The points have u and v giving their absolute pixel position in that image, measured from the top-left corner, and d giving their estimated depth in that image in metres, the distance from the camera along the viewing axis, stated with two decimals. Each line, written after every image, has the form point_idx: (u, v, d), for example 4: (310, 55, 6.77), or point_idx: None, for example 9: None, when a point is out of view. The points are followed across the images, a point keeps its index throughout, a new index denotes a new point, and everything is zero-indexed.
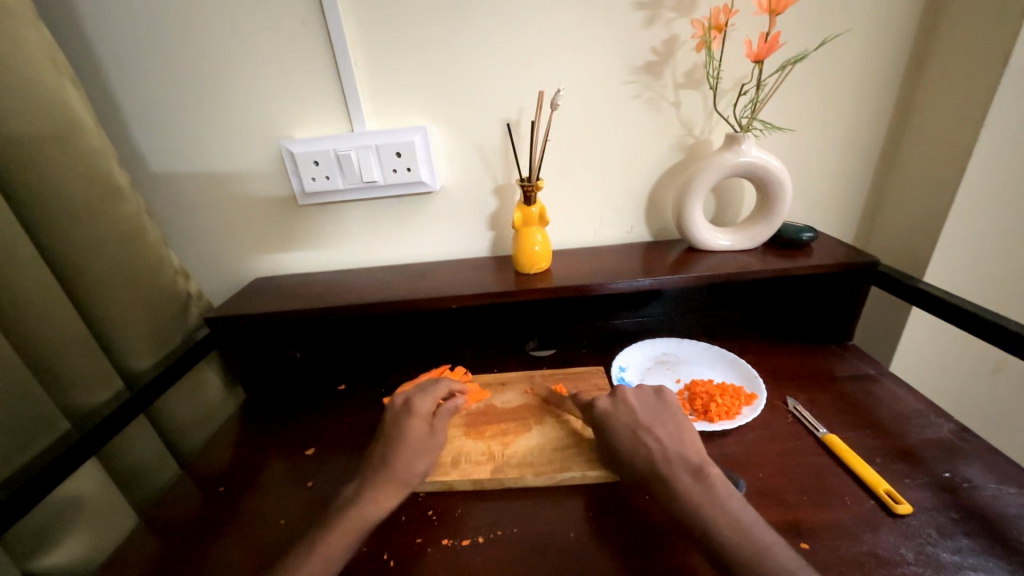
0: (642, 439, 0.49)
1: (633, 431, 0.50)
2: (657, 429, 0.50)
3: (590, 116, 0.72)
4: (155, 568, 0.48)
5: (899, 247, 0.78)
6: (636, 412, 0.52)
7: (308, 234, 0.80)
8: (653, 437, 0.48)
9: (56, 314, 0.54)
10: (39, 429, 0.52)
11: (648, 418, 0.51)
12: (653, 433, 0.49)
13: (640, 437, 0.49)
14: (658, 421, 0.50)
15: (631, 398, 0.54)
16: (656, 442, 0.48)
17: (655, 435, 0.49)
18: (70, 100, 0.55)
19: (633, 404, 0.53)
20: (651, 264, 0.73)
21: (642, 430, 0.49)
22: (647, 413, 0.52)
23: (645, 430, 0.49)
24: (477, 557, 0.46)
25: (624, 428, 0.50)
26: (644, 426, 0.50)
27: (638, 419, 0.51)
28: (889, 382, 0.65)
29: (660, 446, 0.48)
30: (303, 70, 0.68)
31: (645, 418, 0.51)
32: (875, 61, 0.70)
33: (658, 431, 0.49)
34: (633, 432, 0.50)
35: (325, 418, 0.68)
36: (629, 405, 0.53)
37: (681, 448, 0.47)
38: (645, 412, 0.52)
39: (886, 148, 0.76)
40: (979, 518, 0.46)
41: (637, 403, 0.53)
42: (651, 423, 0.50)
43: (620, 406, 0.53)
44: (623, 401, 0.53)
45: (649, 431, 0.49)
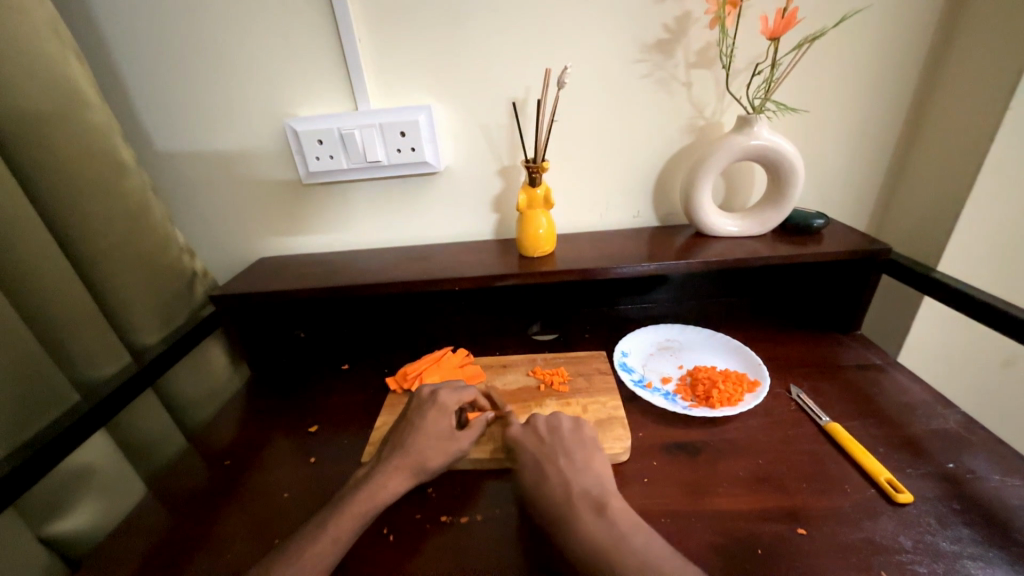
0: (540, 473, 0.47)
1: (537, 464, 0.48)
2: (557, 461, 0.48)
3: (599, 96, 0.71)
4: (162, 536, 0.49)
5: (914, 235, 0.76)
6: (541, 439, 0.50)
7: (312, 213, 0.80)
8: (550, 471, 0.47)
9: (65, 288, 0.55)
10: (49, 400, 0.54)
11: (549, 449, 0.49)
12: (554, 465, 0.47)
13: (541, 471, 0.47)
14: (556, 451, 0.49)
15: (537, 424, 0.52)
16: (553, 477, 0.46)
17: (552, 467, 0.47)
18: (73, 73, 0.55)
19: (539, 431, 0.51)
20: (657, 249, 0.71)
21: (540, 465, 0.48)
22: (546, 444, 0.50)
23: (541, 464, 0.48)
24: (474, 535, 0.47)
25: (529, 460, 0.49)
26: (543, 458, 0.48)
27: (538, 449, 0.49)
28: (895, 372, 0.64)
29: (556, 482, 0.46)
30: (306, 45, 0.67)
31: (545, 448, 0.49)
32: (897, 39, 0.67)
33: (564, 462, 0.47)
34: (534, 466, 0.48)
35: (327, 396, 0.69)
36: (535, 433, 0.51)
37: (584, 479, 0.46)
38: (546, 441, 0.50)
39: (904, 132, 0.74)
40: (981, 509, 0.45)
41: (539, 429, 0.51)
42: (553, 454, 0.48)
43: (525, 434, 0.51)
44: (530, 429, 0.52)
45: (551, 463, 0.47)
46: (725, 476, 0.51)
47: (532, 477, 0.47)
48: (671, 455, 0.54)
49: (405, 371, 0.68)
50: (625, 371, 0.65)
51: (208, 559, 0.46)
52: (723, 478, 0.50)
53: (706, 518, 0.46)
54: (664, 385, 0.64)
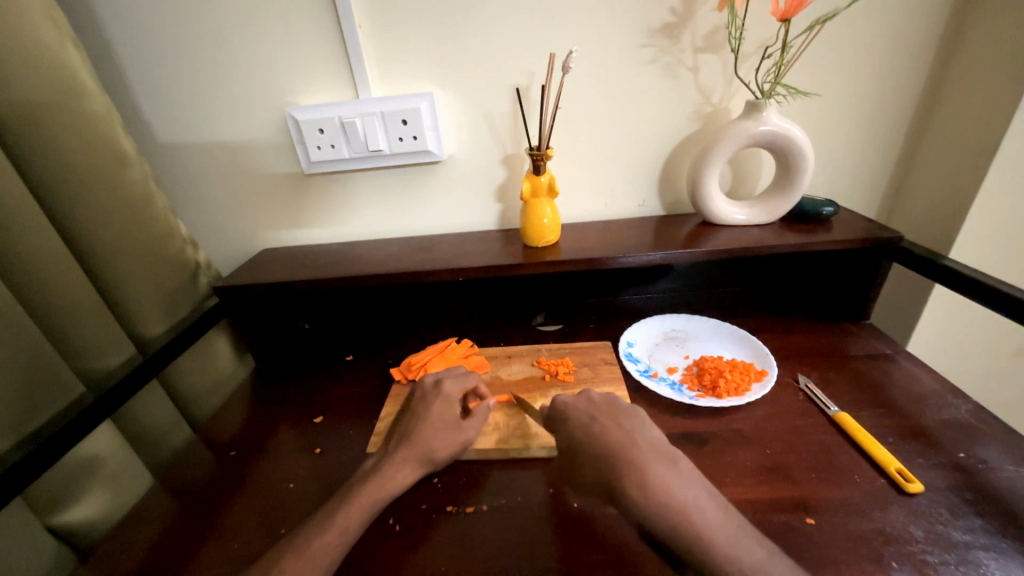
0: (598, 431, 0.45)
1: (587, 423, 0.47)
2: (618, 421, 0.46)
3: (604, 82, 0.69)
4: (170, 526, 0.49)
5: (926, 222, 0.75)
6: (594, 405, 0.49)
7: (314, 204, 0.79)
8: (612, 426, 0.45)
9: (68, 279, 0.55)
10: (54, 393, 0.54)
11: (605, 412, 0.48)
12: (614, 422, 0.46)
13: (591, 430, 0.46)
14: (616, 413, 0.47)
15: (590, 395, 0.50)
16: (614, 431, 0.45)
17: (614, 424, 0.46)
18: (71, 63, 0.54)
19: (594, 400, 0.50)
20: (663, 239, 0.70)
21: (596, 423, 0.46)
22: (603, 407, 0.48)
23: (597, 421, 0.46)
24: (480, 525, 0.47)
25: (579, 421, 0.47)
26: (602, 419, 0.47)
27: (597, 411, 0.48)
28: (906, 361, 0.63)
29: (618, 436, 0.44)
30: (306, 32, 0.65)
31: (599, 412, 0.48)
32: (911, 20, 0.66)
33: (617, 422, 0.46)
34: (589, 424, 0.47)
35: (331, 387, 0.69)
36: (591, 399, 0.50)
37: (645, 437, 0.44)
38: (602, 406, 0.49)
39: (917, 116, 0.72)
40: (994, 499, 0.45)
41: (595, 397, 0.50)
42: (613, 415, 0.47)
43: (578, 400, 0.50)
44: (584, 397, 0.50)
45: (604, 423, 0.46)
46: (732, 466, 0.50)
47: (582, 435, 0.46)
48: (678, 446, 0.53)
49: (409, 362, 0.68)
50: (630, 362, 0.65)
51: (217, 548, 0.46)
52: (730, 468, 0.50)
53: None
54: (669, 375, 0.64)
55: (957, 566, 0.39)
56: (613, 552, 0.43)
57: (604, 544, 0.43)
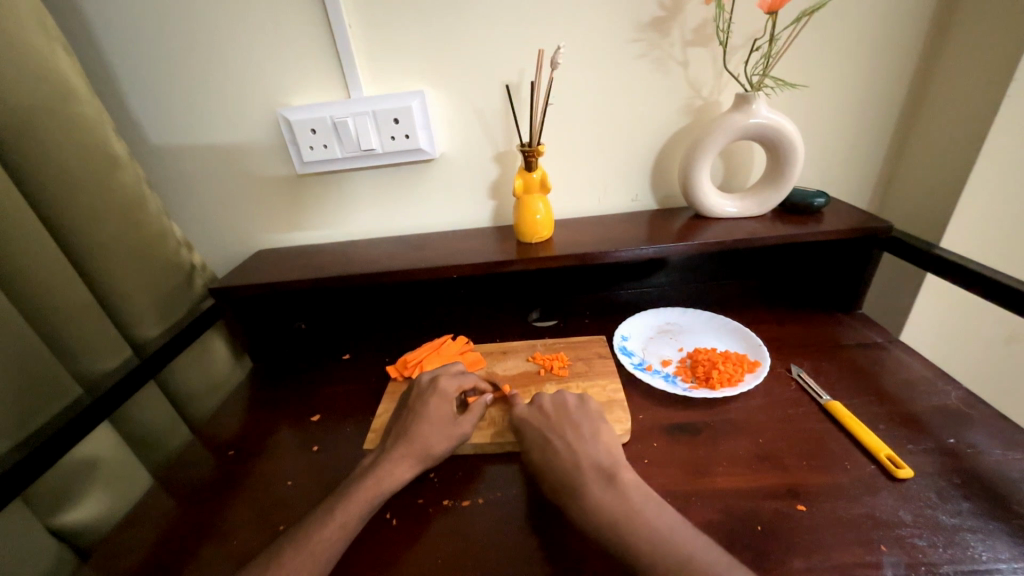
0: (550, 448, 0.48)
1: (542, 440, 0.49)
2: (566, 436, 0.48)
3: (594, 78, 0.70)
4: (170, 525, 0.50)
5: (917, 211, 0.75)
6: (546, 417, 0.51)
7: (308, 204, 0.79)
8: (560, 444, 0.48)
9: (62, 281, 0.55)
10: (49, 394, 0.54)
11: (554, 425, 0.50)
12: (561, 439, 0.48)
13: (546, 448, 0.48)
14: (564, 427, 0.49)
15: (542, 404, 0.52)
16: (562, 450, 0.47)
17: (563, 441, 0.48)
18: (61, 67, 0.54)
19: (545, 410, 0.52)
20: (656, 232, 0.71)
21: (549, 439, 0.49)
22: (553, 418, 0.51)
23: (549, 438, 0.49)
24: (475, 517, 0.47)
25: (534, 437, 0.50)
26: (551, 433, 0.49)
27: (547, 425, 0.50)
28: (897, 350, 0.64)
29: (566, 455, 0.46)
30: (296, 32, 0.66)
31: (551, 424, 0.50)
32: (899, 11, 0.66)
33: (567, 437, 0.48)
34: (542, 441, 0.49)
35: (329, 386, 0.69)
36: (541, 410, 0.52)
37: (591, 453, 0.46)
38: (553, 417, 0.51)
39: (907, 107, 0.72)
40: (981, 482, 0.45)
41: (546, 408, 0.52)
42: (562, 428, 0.49)
43: (532, 413, 0.52)
44: (535, 407, 0.52)
45: (556, 440, 0.48)
46: (725, 455, 0.51)
47: (540, 450, 0.48)
48: (671, 437, 0.54)
49: (405, 359, 0.68)
50: (625, 355, 0.65)
51: (216, 546, 0.47)
52: (723, 457, 0.51)
53: (706, 496, 0.47)
54: (664, 368, 0.64)
55: (945, 549, 0.40)
56: (606, 542, 0.43)
57: None
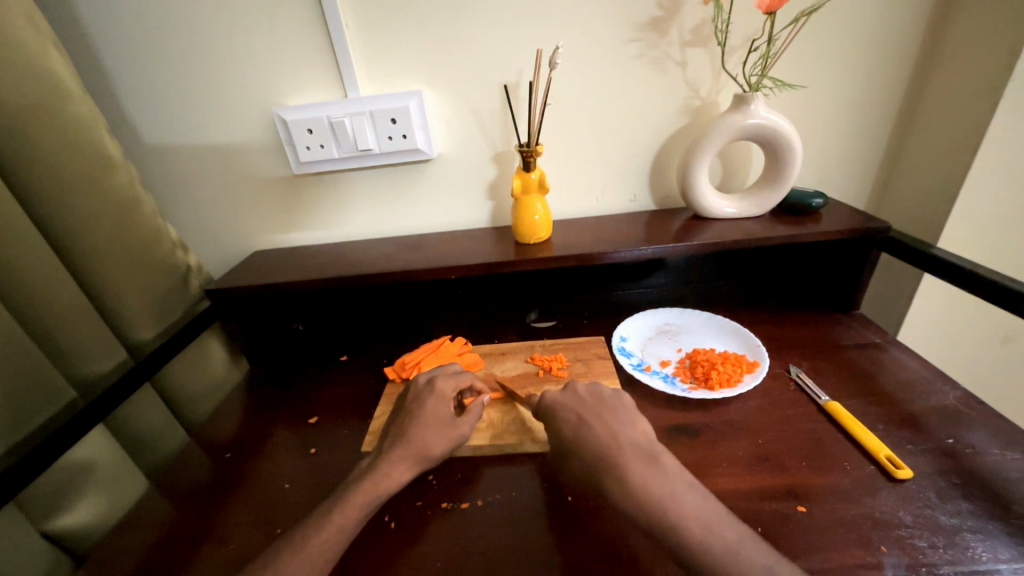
0: (585, 432, 0.46)
1: (575, 423, 0.48)
2: (605, 418, 0.47)
3: (592, 78, 0.70)
4: (166, 528, 0.49)
5: (914, 212, 0.76)
6: (581, 402, 0.49)
7: (305, 205, 0.79)
8: (596, 426, 0.46)
9: (56, 283, 0.54)
10: (44, 398, 0.54)
11: (589, 409, 0.48)
12: (599, 421, 0.47)
13: (580, 430, 0.47)
14: (602, 411, 0.48)
15: (576, 390, 0.51)
16: (601, 431, 0.46)
17: (599, 425, 0.46)
18: (54, 66, 0.54)
19: (580, 394, 0.50)
20: (655, 233, 0.71)
21: (583, 423, 0.47)
22: (590, 402, 0.49)
23: (584, 421, 0.47)
24: (475, 519, 0.47)
25: (568, 421, 0.48)
26: (589, 417, 0.48)
27: (582, 409, 0.49)
28: (895, 350, 0.64)
29: (604, 437, 0.45)
30: (293, 32, 0.65)
31: (585, 408, 0.49)
32: (896, 12, 0.66)
33: (603, 420, 0.47)
34: (576, 424, 0.47)
35: (326, 388, 0.68)
36: (576, 395, 0.50)
37: (632, 435, 0.45)
38: (589, 401, 0.49)
39: (904, 108, 0.73)
40: (980, 482, 0.46)
41: (582, 393, 0.50)
42: (598, 412, 0.48)
43: (566, 397, 0.51)
44: (571, 392, 0.51)
45: (591, 422, 0.47)
46: (725, 457, 0.51)
47: (573, 432, 0.47)
48: (671, 438, 0.54)
49: (403, 361, 0.68)
50: (623, 356, 0.65)
51: (212, 550, 0.46)
52: (723, 458, 0.50)
53: None
54: (663, 369, 0.64)
55: (945, 549, 0.40)
56: (607, 544, 0.43)
57: (598, 537, 0.44)
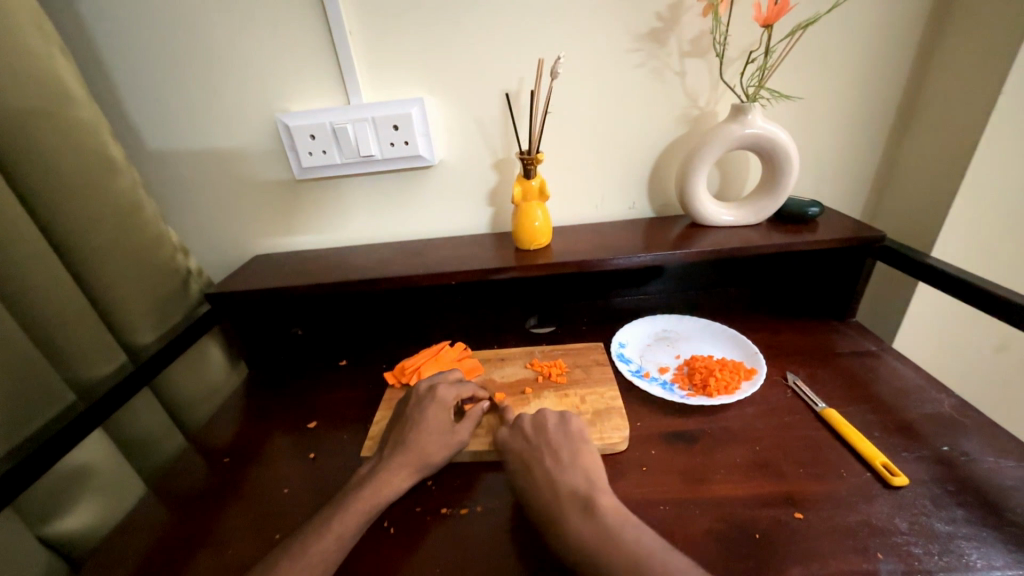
0: (530, 473, 0.47)
1: (522, 464, 0.49)
2: (546, 461, 0.48)
3: (592, 88, 0.70)
4: (163, 535, 0.49)
5: (909, 221, 0.77)
6: (526, 440, 0.51)
7: (306, 209, 0.79)
8: (538, 469, 0.47)
9: (58, 287, 0.54)
10: (43, 401, 0.54)
11: (531, 450, 0.50)
12: (541, 463, 0.48)
13: (527, 472, 0.48)
14: (546, 451, 0.49)
15: (522, 425, 0.52)
16: (540, 476, 0.47)
17: (540, 468, 0.47)
18: (59, 71, 0.54)
19: (526, 431, 0.51)
20: (653, 240, 0.72)
21: (528, 465, 0.48)
22: (535, 439, 0.50)
23: (529, 462, 0.48)
24: (474, 526, 0.47)
25: (516, 459, 0.50)
26: (532, 458, 0.49)
27: (526, 448, 0.50)
28: (890, 358, 0.65)
29: (546, 481, 0.46)
30: (297, 39, 0.66)
31: (529, 449, 0.50)
32: (890, 25, 0.67)
33: (546, 462, 0.48)
34: (521, 466, 0.49)
35: (326, 392, 0.69)
36: (522, 432, 0.52)
37: (569, 478, 0.46)
38: (533, 440, 0.50)
39: (898, 119, 0.74)
40: (975, 489, 0.46)
41: (527, 431, 0.51)
42: (541, 452, 0.49)
43: (514, 435, 0.52)
44: (518, 429, 0.52)
45: (535, 463, 0.48)
46: (723, 464, 0.51)
47: (521, 472, 0.48)
48: (669, 444, 0.54)
49: (403, 365, 0.68)
50: (623, 362, 0.65)
51: (210, 555, 0.46)
52: (721, 466, 0.51)
53: (705, 504, 0.47)
54: (661, 375, 0.64)
55: (940, 556, 0.41)
56: None
57: None
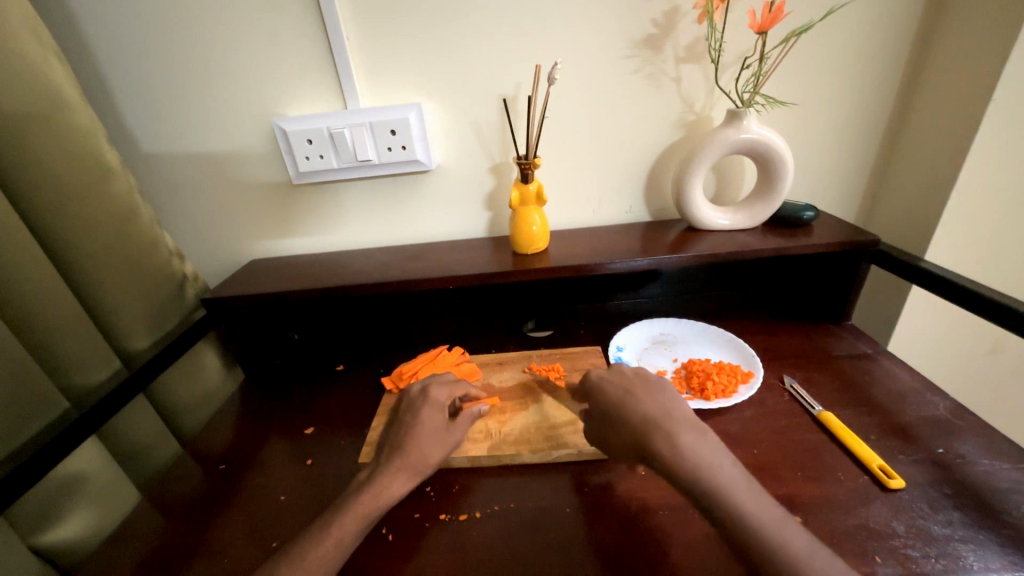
0: (633, 401, 0.47)
1: (623, 394, 0.48)
2: (653, 393, 0.47)
3: (589, 93, 0.71)
4: (157, 544, 0.48)
5: (902, 225, 0.77)
6: (627, 380, 0.50)
7: (303, 214, 0.79)
8: (646, 399, 0.46)
9: (51, 293, 0.54)
10: (37, 409, 0.53)
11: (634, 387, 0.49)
12: (647, 393, 0.47)
13: (628, 401, 0.47)
14: (651, 387, 0.48)
15: (623, 369, 0.51)
16: (649, 402, 0.46)
17: (649, 397, 0.47)
18: (54, 75, 0.54)
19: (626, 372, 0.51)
20: (650, 244, 0.72)
21: (633, 393, 0.48)
22: (637, 380, 0.49)
23: (633, 394, 0.47)
24: (473, 533, 0.47)
25: (614, 393, 0.49)
26: (636, 392, 0.48)
27: (631, 385, 0.49)
28: (885, 361, 0.65)
29: (652, 406, 0.46)
30: (294, 45, 0.66)
31: (633, 385, 0.49)
32: (882, 33, 0.68)
33: (652, 395, 0.47)
34: (625, 394, 0.48)
35: (323, 398, 0.68)
36: (622, 373, 0.51)
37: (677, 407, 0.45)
38: (636, 379, 0.50)
39: (891, 125, 0.75)
40: (970, 492, 0.46)
41: (627, 370, 0.51)
42: (642, 388, 0.48)
43: (612, 374, 0.52)
44: (618, 370, 0.52)
45: (639, 395, 0.47)
46: None
47: (620, 403, 0.47)
48: None
49: (401, 371, 0.68)
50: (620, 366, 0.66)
51: (206, 564, 0.46)
52: None
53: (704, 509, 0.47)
54: None
55: (938, 559, 0.41)
56: (606, 555, 0.43)
57: (598, 547, 0.44)
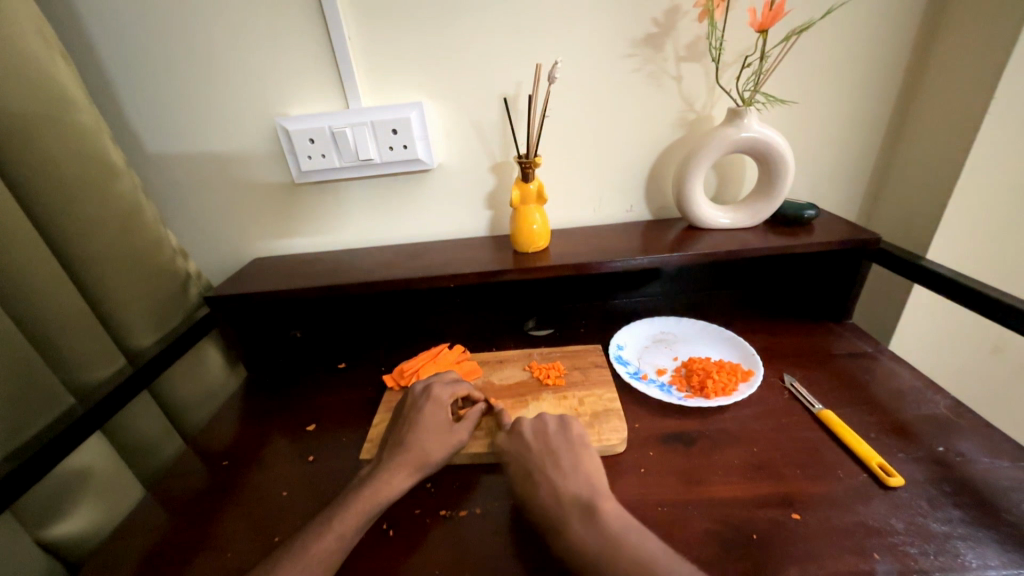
0: (535, 481, 0.47)
1: (528, 472, 0.48)
2: (556, 465, 0.47)
3: (589, 92, 0.71)
4: (161, 539, 0.49)
5: (904, 224, 0.77)
6: (529, 446, 0.50)
7: (305, 212, 0.79)
8: (549, 476, 0.46)
9: (57, 290, 0.55)
10: (43, 403, 0.54)
11: (547, 450, 0.49)
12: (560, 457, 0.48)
13: (533, 479, 0.47)
14: (551, 454, 0.48)
15: (521, 433, 0.51)
16: (559, 468, 0.47)
17: (551, 471, 0.47)
18: (60, 76, 0.54)
19: (525, 437, 0.50)
20: (651, 243, 0.72)
21: (536, 470, 0.47)
22: (540, 446, 0.49)
23: (538, 469, 0.47)
24: (473, 528, 0.47)
25: (521, 468, 0.48)
26: (540, 465, 0.48)
27: (535, 455, 0.49)
28: (886, 360, 0.65)
29: (557, 486, 0.45)
30: (297, 44, 0.66)
31: (535, 455, 0.49)
32: (883, 31, 0.68)
33: (557, 465, 0.47)
34: (537, 458, 0.48)
35: (325, 395, 0.69)
36: (543, 426, 0.51)
37: (589, 471, 0.46)
38: (539, 447, 0.49)
39: (893, 123, 0.75)
40: (970, 490, 0.46)
41: (528, 437, 0.50)
42: (546, 460, 0.48)
43: (514, 441, 0.51)
44: (516, 436, 0.51)
45: (544, 470, 0.47)
46: (720, 465, 0.51)
47: (526, 480, 0.47)
48: (667, 446, 0.54)
49: (402, 368, 0.69)
50: (620, 364, 0.66)
51: (209, 558, 0.46)
52: (718, 466, 0.51)
53: (702, 505, 0.47)
54: (659, 377, 0.65)
55: (936, 556, 0.41)
56: None
57: None
